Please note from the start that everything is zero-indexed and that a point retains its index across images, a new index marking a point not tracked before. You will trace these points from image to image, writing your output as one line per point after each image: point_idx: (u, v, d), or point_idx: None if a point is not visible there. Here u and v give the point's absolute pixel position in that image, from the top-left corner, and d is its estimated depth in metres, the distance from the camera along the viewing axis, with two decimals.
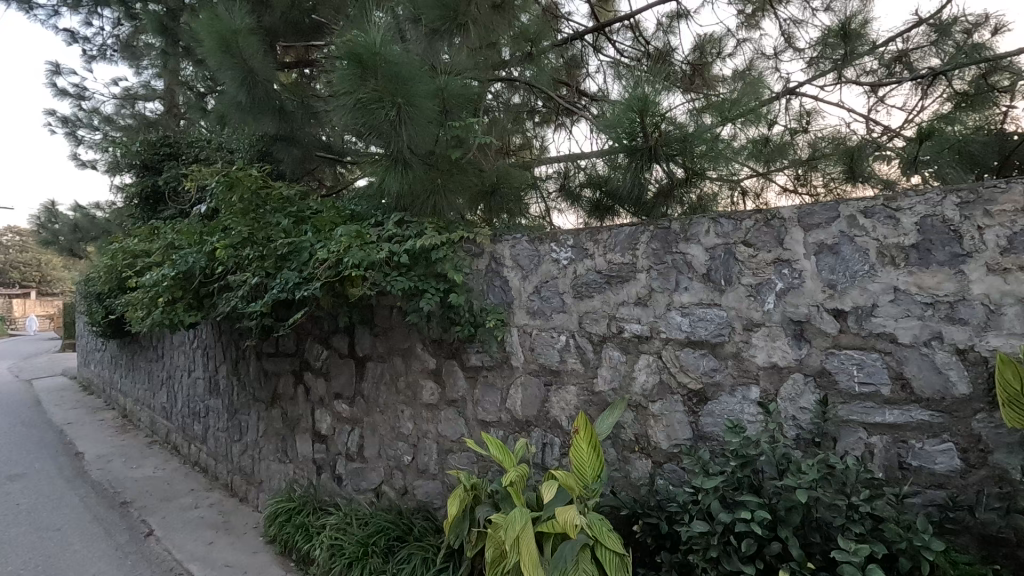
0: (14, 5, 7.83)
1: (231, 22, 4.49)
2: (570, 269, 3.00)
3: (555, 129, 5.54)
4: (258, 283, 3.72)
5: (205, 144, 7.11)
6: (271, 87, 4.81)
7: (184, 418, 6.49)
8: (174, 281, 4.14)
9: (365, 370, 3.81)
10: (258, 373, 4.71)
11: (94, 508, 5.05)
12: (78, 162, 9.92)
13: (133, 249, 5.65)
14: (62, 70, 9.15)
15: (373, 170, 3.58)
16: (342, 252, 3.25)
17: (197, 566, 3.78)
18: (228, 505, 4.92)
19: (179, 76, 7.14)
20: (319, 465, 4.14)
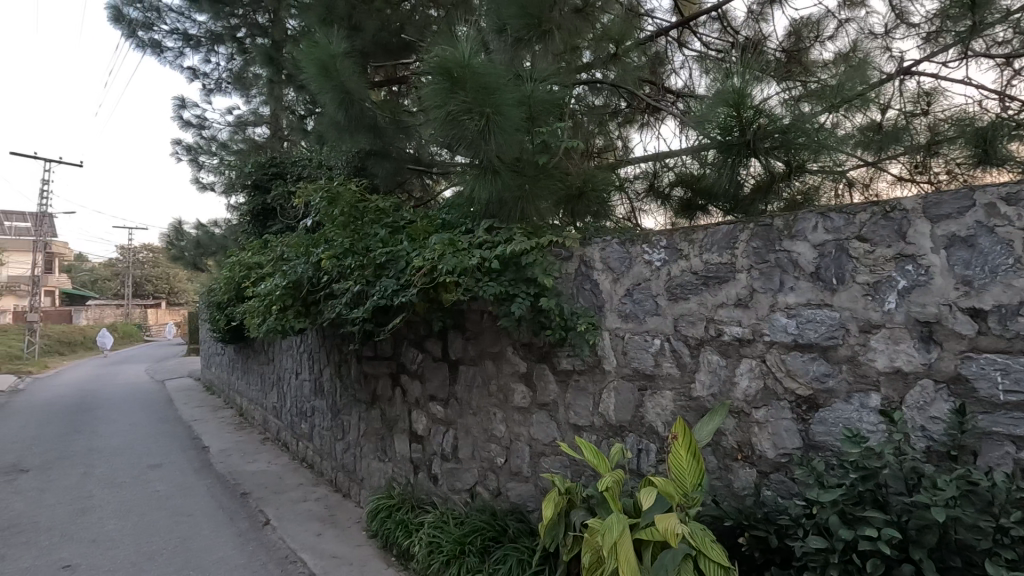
0: (148, 50, 8.90)
1: (330, 48, 4.84)
2: (664, 270, 2.92)
3: (639, 129, 5.44)
4: (360, 291, 3.95)
5: (307, 163, 7.67)
6: (366, 105, 5.10)
7: (293, 417, 7.01)
8: (286, 291, 4.50)
9: (458, 373, 3.92)
10: (359, 376, 4.99)
11: (220, 497, 5.57)
12: (200, 185, 11.07)
13: (248, 261, 6.22)
14: (187, 104, 10.27)
15: (463, 179, 3.69)
16: (436, 260, 3.38)
17: (309, 555, 4.06)
18: (332, 499, 5.25)
19: (282, 102, 7.77)
20: (416, 464, 4.31)
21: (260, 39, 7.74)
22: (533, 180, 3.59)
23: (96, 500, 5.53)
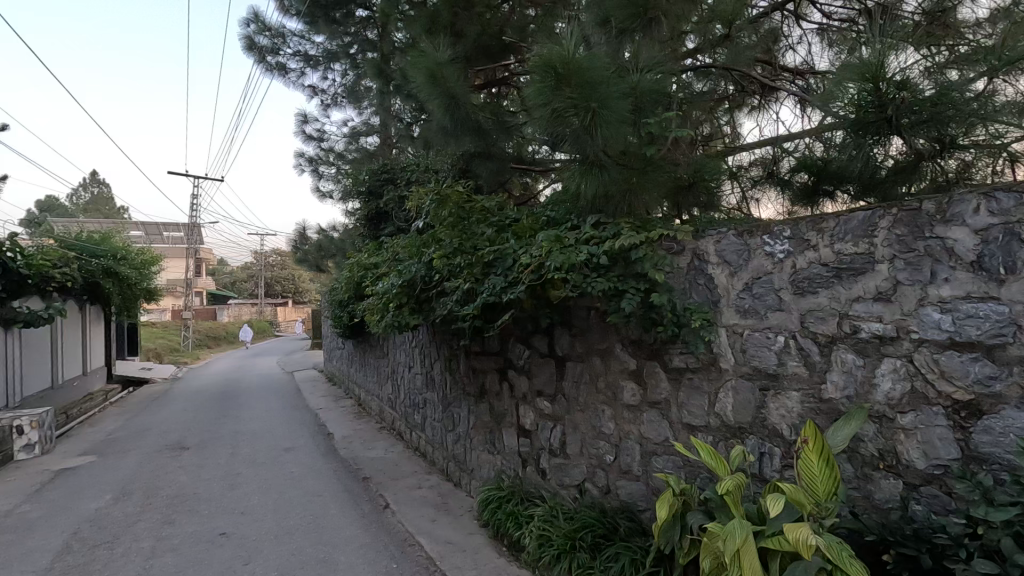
0: (275, 73, 9.83)
1: (437, 56, 5.05)
2: (787, 263, 2.73)
3: (750, 113, 5.14)
4: (470, 288, 4.09)
5: (415, 168, 8.09)
6: (471, 108, 5.25)
7: (406, 408, 7.43)
8: (401, 290, 4.78)
9: (565, 369, 3.93)
10: (468, 370, 5.18)
11: (344, 480, 6.05)
12: (320, 193, 12.06)
13: (365, 262, 6.67)
14: (309, 119, 11.23)
15: (568, 176, 3.70)
16: (544, 257, 3.41)
17: (426, 539, 4.30)
18: (444, 488, 5.50)
19: (391, 111, 8.22)
20: (524, 458, 4.39)
21: (370, 54, 8.25)
22: (641, 172, 3.48)
23: (243, 477, 6.25)
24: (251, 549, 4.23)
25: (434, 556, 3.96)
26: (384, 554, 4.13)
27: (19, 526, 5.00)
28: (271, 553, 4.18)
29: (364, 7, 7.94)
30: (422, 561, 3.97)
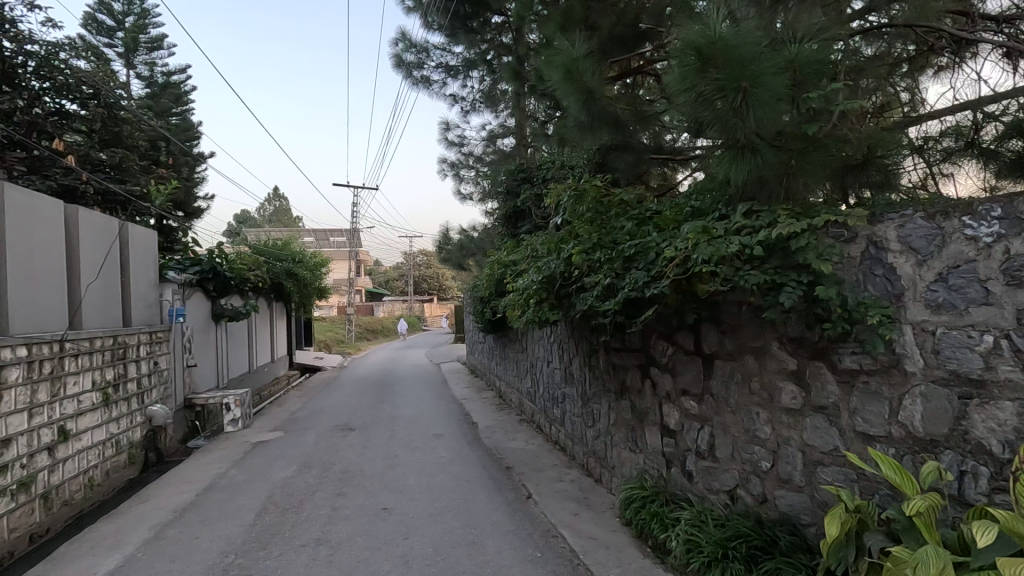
0: (420, 86, 10.58)
1: (572, 52, 5.04)
2: (997, 248, 2.30)
3: (936, 75, 4.41)
4: (610, 284, 4.06)
5: (551, 165, 8.21)
6: (608, 101, 5.17)
7: (546, 401, 7.58)
8: (541, 285, 4.86)
9: (713, 368, 3.72)
10: (609, 366, 5.13)
11: (489, 468, 6.34)
12: (461, 195, 12.74)
13: (504, 259, 6.91)
14: (450, 126, 11.90)
15: (714, 163, 3.48)
16: (690, 249, 3.26)
17: (569, 532, 4.35)
18: (584, 483, 5.51)
19: (527, 111, 8.42)
20: (669, 458, 4.24)
21: (506, 57, 8.53)
22: (802, 153, 3.16)
23: (401, 458, 6.85)
24: (409, 525, 4.63)
25: (577, 550, 3.98)
26: (528, 542, 4.26)
27: (231, 487, 6.01)
28: (427, 530, 4.52)
29: (499, 13, 8.22)
30: (566, 554, 4.02)
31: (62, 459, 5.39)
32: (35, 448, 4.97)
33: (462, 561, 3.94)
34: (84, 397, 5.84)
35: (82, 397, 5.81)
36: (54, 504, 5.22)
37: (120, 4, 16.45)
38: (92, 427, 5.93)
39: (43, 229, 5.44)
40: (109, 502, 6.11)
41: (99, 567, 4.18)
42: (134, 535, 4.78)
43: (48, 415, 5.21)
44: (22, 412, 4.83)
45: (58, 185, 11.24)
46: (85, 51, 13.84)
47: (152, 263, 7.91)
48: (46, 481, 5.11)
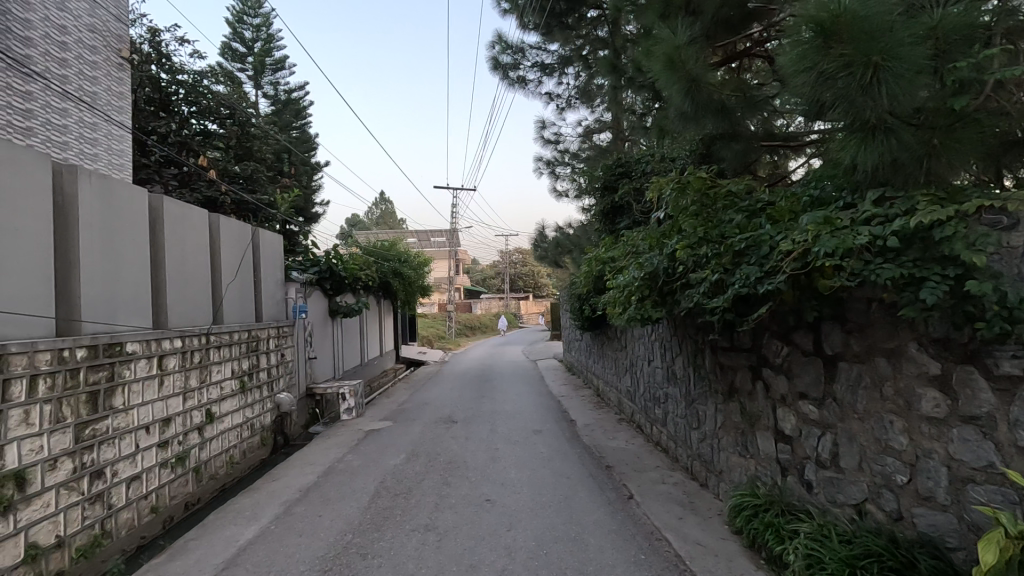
0: (517, 86, 10.73)
1: (674, 39, 4.79)
2: None
3: None
4: (719, 279, 3.88)
5: (652, 159, 7.98)
6: (714, 88, 4.91)
7: (646, 401, 7.40)
8: (643, 282, 4.75)
9: (836, 370, 3.43)
10: (716, 367, 4.90)
11: (589, 466, 6.32)
12: (557, 193, 12.74)
13: (603, 256, 6.81)
14: (546, 124, 11.93)
15: (836, 146, 3.21)
16: (810, 242, 3.05)
17: (674, 536, 4.22)
18: (690, 487, 5.30)
19: (624, 104, 8.25)
20: (785, 466, 3.96)
21: (602, 51, 8.43)
22: (947, 131, 2.81)
23: (502, 452, 7.02)
24: (512, 518, 4.73)
25: (684, 556, 3.86)
26: (632, 543, 4.19)
27: (348, 471, 6.50)
28: (529, 523, 4.60)
29: (595, 7, 8.15)
30: (672, 558, 3.91)
31: (209, 438, 6.13)
32: (189, 428, 5.70)
33: (564, 556, 3.96)
34: (226, 383, 6.60)
35: (224, 383, 6.56)
36: (204, 477, 5.97)
37: (251, 33, 18.34)
38: (232, 411, 6.69)
39: (193, 235, 6.20)
40: (246, 478, 6.86)
41: (241, 535, 4.71)
42: (268, 509, 5.32)
43: (199, 399, 5.95)
44: (178, 395, 5.55)
45: (203, 197, 12.78)
46: (223, 76, 15.58)
47: (279, 264, 8.73)
48: (197, 457, 5.85)
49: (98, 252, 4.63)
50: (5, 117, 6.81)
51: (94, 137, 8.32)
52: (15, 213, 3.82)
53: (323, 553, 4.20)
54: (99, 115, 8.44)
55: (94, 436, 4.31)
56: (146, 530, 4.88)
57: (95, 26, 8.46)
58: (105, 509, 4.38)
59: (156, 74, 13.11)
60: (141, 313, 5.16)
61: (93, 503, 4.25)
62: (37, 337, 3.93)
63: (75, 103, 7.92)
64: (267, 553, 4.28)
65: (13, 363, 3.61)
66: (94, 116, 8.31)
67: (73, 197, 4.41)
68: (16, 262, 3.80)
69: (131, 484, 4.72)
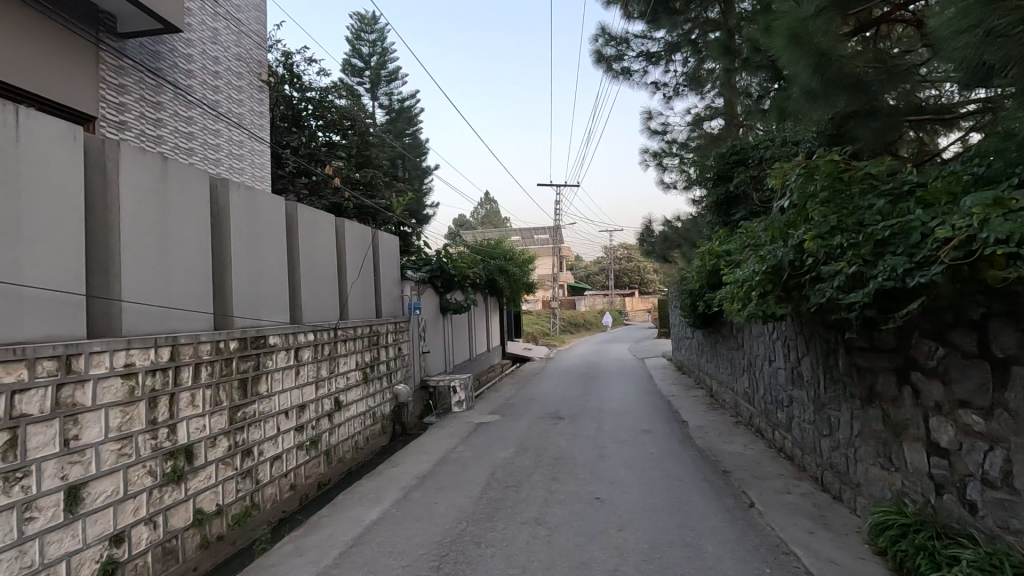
0: (621, 77, 10.47)
1: (798, 12, 4.40)
2: None
3: None
4: (856, 272, 3.51)
5: (771, 143, 7.40)
6: (847, 62, 4.43)
7: (768, 404, 6.90)
8: (765, 276, 4.41)
9: (1009, 376, 2.95)
10: (853, 369, 4.44)
11: (704, 470, 6.02)
12: (664, 185, 12.27)
13: (717, 249, 6.45)
14: (652, 114, 11.52)
15: (1007, 114, 2.77)
16: (975, 227, 2.68)
17: (802, 551, 3.90)
18: (820, 499, 4.86)
19: (738, 87, 7.75)
20: (940, 483, 3.49)
21: (713, 33, 7.99)
22: None
23: (610, 450, 6.91)
24: (623, 518, 4.64)
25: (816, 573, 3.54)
26: (754, 555, 3.93)
27: (460, 461, 6.76)
28: (641, 525, 4.49)
29: None
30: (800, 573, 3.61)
31: (338, 424, 6.69)
32: (320, 414, 6.26)
33: (680, 561, 3.81)
34: (351, 374, 7.15)
35: (350, 374, 7.12)
36: (334, 459, 6.53)
37: (367, 48, 19.65)
38: (356, 400, 7.23)
39: (322, 239, 6.77)
40: (369, 462, 7.40)
41: (366, 516, 5.07)
42: (388, 494, 5.68)
43: (329, 388, 6.51)
44: (311, 384, 6.11)
45: (330, 203, 14.00)
46: (344, 91, 16.85)
47: (395, 263, 9.27)
48: (328, 440, 6.40)
49: (246, 255, 5.21)
50: (173, 141, 7.89)
51: (240, 153, 9.35)
52: (182, 222, 4.40)
53: (439, 539, 4.40)
54: (244, 133, 9.49)
55: (244, 418, 4.87)
56: (286, 505, 5.43)
57: (240, 54, 9.52)
58: (254, 484, 4.93)
59: (288, 93, 14.50)
60: (281, 310, 5.74)
61: (245, 478, 4.81)
62: (199, 329, 4.51)
63: (226, 124, 8.97)
64: (390, 535, 4.57)
65: (183, 352, 4.17)
66: (240, 135, 9.37)
67: (225, 206, 4.99)
68: (184, 266, 4.39)
69: (274, 463, 5.26)
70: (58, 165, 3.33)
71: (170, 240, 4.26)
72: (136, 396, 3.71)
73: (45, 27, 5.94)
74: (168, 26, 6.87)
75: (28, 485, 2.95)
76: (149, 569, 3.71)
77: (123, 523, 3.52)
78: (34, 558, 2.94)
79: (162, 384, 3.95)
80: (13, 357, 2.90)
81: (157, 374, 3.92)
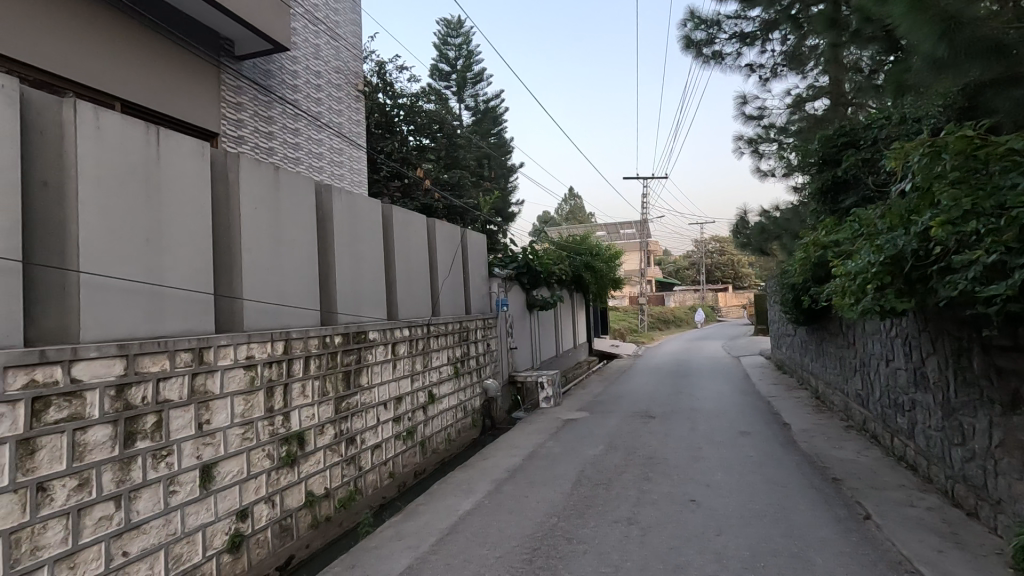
0: (712, 61, 9.96)
1: None
2: None
3: None
4: (998, 261, 3.11)
5: (887, 122, 6.73)
6: (982, 25, 3.92)
7: (885, 408, 6.29)
8: (884, 268, 4.02)
9: None
10: (992, 371, 3.94)
11: (810, 476, 5.61)
12: (761, 173, 11.54)
13: (824, 239, 5.97)
14: (747, 99, 10.87)
15: None
16: None
17: (931, 571, 3.52)
18: (950, 515, 4.36)
19: (847, 62, 7.11)
20: None
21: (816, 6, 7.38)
22: None
23: (705, 452, 6.62)
24: (721, 523, 4.44)
25: None
26: (872, 571, 3.61)
27: (549, 456, 6.78)
28: (741, 530, 4.27)
29: None
30: None
31: (432, 416, 6.96)
32: (415, 406, 6.54)
33: (785, 572, 3.58)
34: (443, 368, 7.40)
35: (442, 368, 7.37)
36: (428, 450, 6.80)
37: (454, 52, 20.21)
38: (448, 393, 7.48)
39: (415, 238, 7.05)
40: (461, 454, 7.63)
41: (459, 506, 5.24)
42: (481, 485, 5.83)
43: (423, 381, 6.78)
44: (407, 377, 6.40)
45: (421, 204, 14.57)
46: (432, 95, 17.44)
47: (483, 261, 9.46)
48: (422, 432, 6.68)
49: (347, 255, 5.55)
50: (283, 151, 8.55)
51: (340, 160, 9.96)
52: (292, 226, 4.77)
53: (531, 532, 4.46)
54: (343, 141, 10.10)
55: (348, 408, 5.20)
56: (386, 491, 5.73)
57: (339, 67, 10.13)
58: (357, 470, 5.25)
59: (381, 101, 15.23)
60: (379, 307, 6.05)
61: (349, 464, 5.14)
62: (308, 325, 4.87)
63: (327, 133, 9.59)
64: (483, 525, 4.69)
65: (295, 346, 4.53)
66: (340, 143, 9.98)
67: (329, 210, 5.34)
68: (294, 266, 4.75)
69: (374, 452, 5.58)
70: (190, 178, 3.73)
71: (282, 243, 4.63)
72: (256, 385, 4.08)
73: (177, 54, 6.69)
74: (276, 46, 7.48)
75: (172, 462, 3.34)
76: (269, 544, 4.07)
77: (247, 501, 3.90)
78: (178, 526, 3.33)
79: (277, 374, 4.31)
80: (157, 349, 3.29)
81: (274, 365, 4.28)
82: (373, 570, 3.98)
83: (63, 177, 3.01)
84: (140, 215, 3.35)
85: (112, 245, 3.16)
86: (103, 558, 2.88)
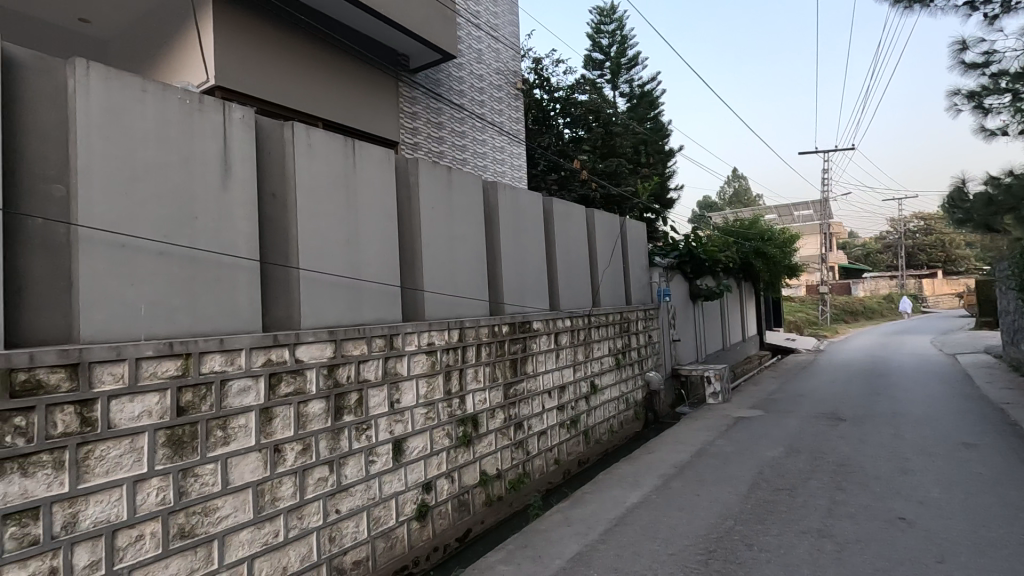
0: (917, 5, 8.41)
1: None
2: None
3: None
4: None
5: None
6: None
7: None
8: None
9: None
10: None
11: None
12: (986, 133, 9.49)
13: None
14: (966, 45, 9.00)
15: None
16: None
17: None
18: None
19: None
20: None
21: None
22: None
23: (915, 463, 5.68)
24: (943, 548, 3.76)
25: None
26: None
27: (721, 455, 6.38)
28: (971, 561, 3.58)
29: None
30: None
31: (594, 406, 6.96)
32: (578, 395, 6.60)
33: None
34: (604, 359, 7.36)
35: (603, 359, 7.34)
36: (591, 439, 6.83)
37: (607, 39, 19.90)
38: (609, 385, 7.42)
39: (574, 229, 7.07)
40: (624, 447, 7.53)
41: (627, 498, 5.17)
42: (648, 479, 5.69)
43: (584, 372, 6.81)
44: (570, 366, 6.48)
45: (578, 195, 14.61)
46: (587, 85, 17.37)
47: (643, 250, 9.18)
48: (585, 421, 6.71)
49: (512, 248, 5.79)
50: (451, 154, 9.16)
51: (502, 157, 10.36)
52: (463, 222, 5.08)
53: (705, 533, 4.23)
54: (505, 140, 10.50)
55: (516, 394, 5.43)
56: (551, 477, 5.88)
57: (498, 68, 10.55)
58: (525, 454, 5.47)
59: (538, 96, 15.60)
60: (542, 297, 6.19)
61: (518, 448, 5.36)
62: (479, 315, 5.15)
63: (489, 132, 10.06)
64: (652, 520, 4.57)
65: (468, 334, 4.84)
66: (502, 141, 10.39)
67: (496, 206, 5.58)
68: (465, 260, 5.06)
69: (540, 437, 5.75)
70: (379, 184, 4.17)
71: (456, 238, 4.97)
72: (436, 370, 4.44)
73: (363, 72, 7.53)
74: (444, 54, 8.00)
75: (371, 435, 3.79)
76: (450, 515, 4.43)
77: (431, 474, 4.27)
78: (376, 492, 3.77)
79: (453, 360, 4.65)
80: (357, 335, 3.76)
81: (450, 352, 4.62)
82: (544, 552, 4.11)
83: (286, 190, 3.55)
84: (342, 219, 3.83)
85: (322, 245, 3.66)
86: (321, 513, 3.38)
